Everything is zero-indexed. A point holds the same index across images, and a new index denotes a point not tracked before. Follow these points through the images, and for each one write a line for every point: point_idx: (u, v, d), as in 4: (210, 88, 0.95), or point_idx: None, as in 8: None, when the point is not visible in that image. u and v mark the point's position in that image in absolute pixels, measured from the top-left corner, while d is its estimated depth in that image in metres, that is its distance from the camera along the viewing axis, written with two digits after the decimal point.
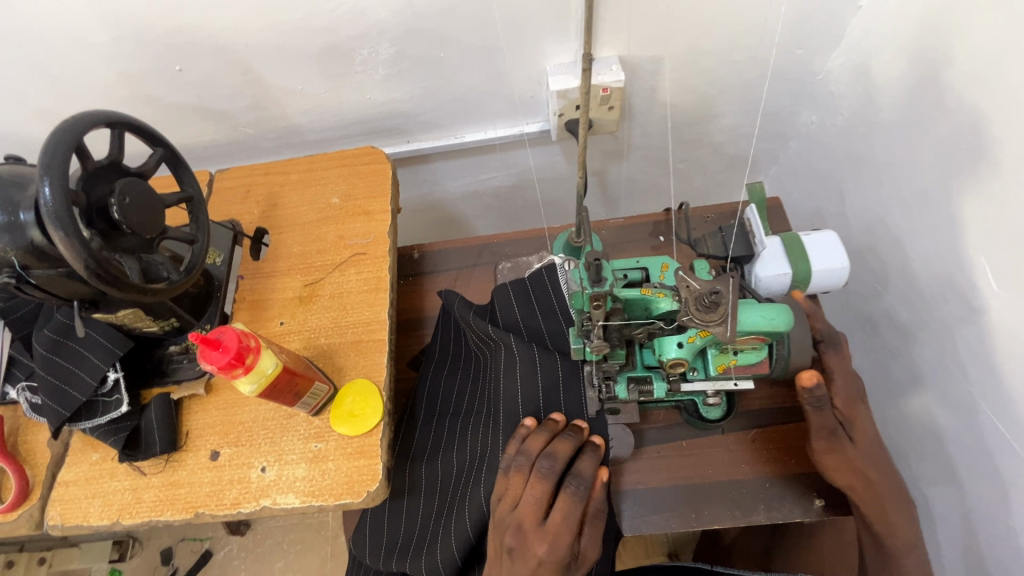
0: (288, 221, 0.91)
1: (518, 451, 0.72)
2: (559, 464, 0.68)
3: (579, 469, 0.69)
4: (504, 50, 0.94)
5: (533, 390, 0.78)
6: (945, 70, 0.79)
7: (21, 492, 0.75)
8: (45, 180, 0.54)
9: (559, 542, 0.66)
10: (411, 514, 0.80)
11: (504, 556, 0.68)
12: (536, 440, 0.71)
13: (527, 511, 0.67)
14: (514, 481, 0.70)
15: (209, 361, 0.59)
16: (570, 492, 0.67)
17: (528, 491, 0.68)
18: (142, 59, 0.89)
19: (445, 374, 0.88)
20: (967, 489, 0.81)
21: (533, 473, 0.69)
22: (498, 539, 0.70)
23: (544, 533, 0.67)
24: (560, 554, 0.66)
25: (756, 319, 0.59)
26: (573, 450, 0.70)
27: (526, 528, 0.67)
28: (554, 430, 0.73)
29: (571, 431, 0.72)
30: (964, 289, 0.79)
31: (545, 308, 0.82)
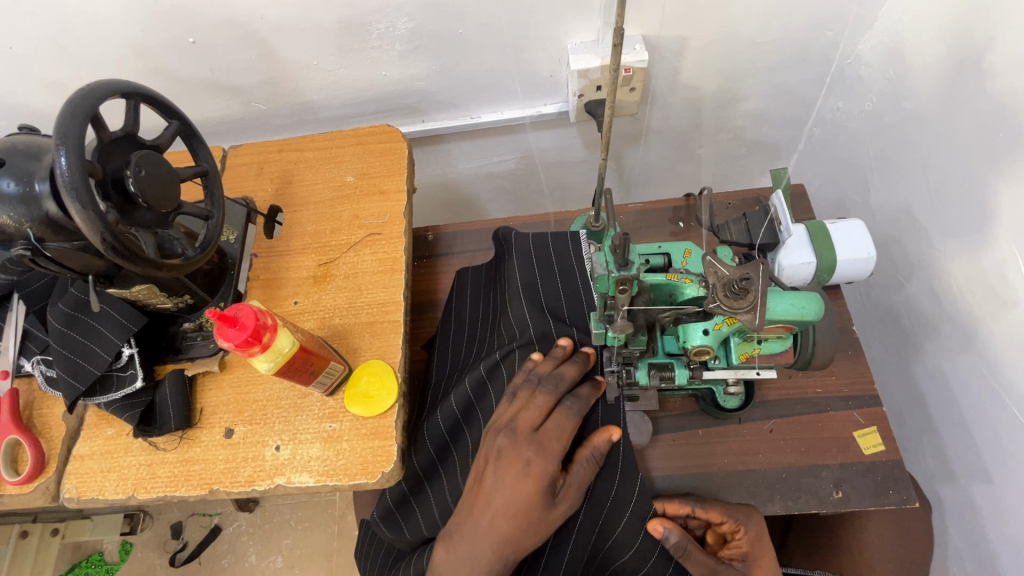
0: (303, 199, 0.89)
1: (526, 377, 0.72)
2: (564, 381, 0.70)
3: (580, 392, 0.70)
4: (525, 27, 0.92)
5: (546, 333, 0.78)
6: (986, 54, 0.76)
7: (37, 465, 0.75)
8: (61, 150, 0.52)
9: (548, 451, 0.65)
10: (436, 498, 0.77)
11: (487, 467, 0.66)
12: (543, 363, 0.73)
13: (527, 418, 0.67)
14: (517, 398, 0.71)
15: (227, 338, 0.59)
16: (568, 407, 0.68)
17: (531, 402, 0.68)
18: (155, 31, 0.87)
19: (459, 332, 0.89)
20: (987, 485, 0.80)
21: (539, 387, 0.70)
22: (487, 446, 0.68)
23: (534, 439, 0.66)
24: (547, 463, 0.64)
25: (786, 306, 0.58)
26: (578, 376, 0.71)
27: (519, 433, 0.67)
28: (562, 357, 0.74)
29: (578, 358, 0.73)
30: (995, 282, 0.76)
31: (563, 267, 0.82)
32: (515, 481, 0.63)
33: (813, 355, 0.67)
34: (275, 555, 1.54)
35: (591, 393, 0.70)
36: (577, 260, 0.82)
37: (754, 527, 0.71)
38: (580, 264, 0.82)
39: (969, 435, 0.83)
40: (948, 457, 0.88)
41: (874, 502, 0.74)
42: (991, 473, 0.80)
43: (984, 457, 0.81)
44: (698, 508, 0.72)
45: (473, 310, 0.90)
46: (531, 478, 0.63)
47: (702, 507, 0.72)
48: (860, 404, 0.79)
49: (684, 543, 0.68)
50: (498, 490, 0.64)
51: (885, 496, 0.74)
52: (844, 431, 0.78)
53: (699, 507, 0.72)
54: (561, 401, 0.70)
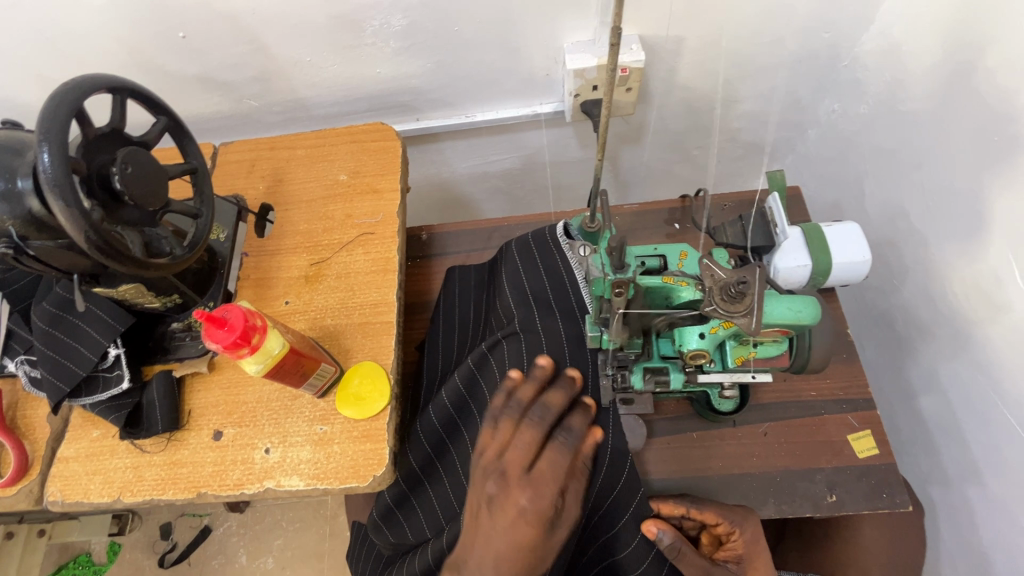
0: (295, 198, 0.88)
1: (508, 404, 0.68)
2: (550, 412, 0.66)
3: (570, 422, 0.67)
4: (521, 26, 0.91)
5: (537, 348, 0.75)
6: (982, 58, 0.76)
7: (21, 467, 0.74)
8: (44, 146, 0.51)
9: (542, 492, 0.62)
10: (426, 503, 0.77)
11: (480, 511, 0.63)
12: (526, 388, 0.69)
13: (515, 458, 0.63)
14: (502, 429, 0.67)
15: (213, 340, 0.57)
16: (559, 442, 0.65)
17: (517, 438, 0.65)
18: (144, 25, 0.86)
19: (452, 333, 0.87)
20: (982, 488, 0.80)
21: (523, 421, 0.66)
22: (477, 489, 0.65)
23: (527, 482, 0.62)
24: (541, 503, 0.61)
25: (782, 311, 0.57)
26: (565, 402, 0.68)
27: (510, 475, 0.63)
28: (543, 380, 0.69)
29: (563, 381, 0.69)
30: (989, 286, 0.77)
31: (550, 270, 0.80)
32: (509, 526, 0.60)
33: (809, 358, 0.66)
34: (265, 556, 1.52)
35: (580, 421, 0.67)
36: (563, 265, 0.80)
37: (750, 529, 0.71)
38: (568, 269, 0.80)
39: (962, 439, 0.84)
40: (941, 460, 0.88)
41: (868, 505, 0.74)
42: (983, 476, 0.80)
43: (977, 460, 0.81)
44: (693, 510, 0.71)
45: (466, 313, 0.89)
46: (528, 522, 0.61)
47: (696, 509, 0.71)
48: (854, 407, 0.79)
49: (678, 545, 0.69)
50: (494, 534, 0.61)
51: (879, 499, 0.74)
52: (838, 434, 0.78)
53: (693, 509, 0.72)
54: (550, 435, 0.66)
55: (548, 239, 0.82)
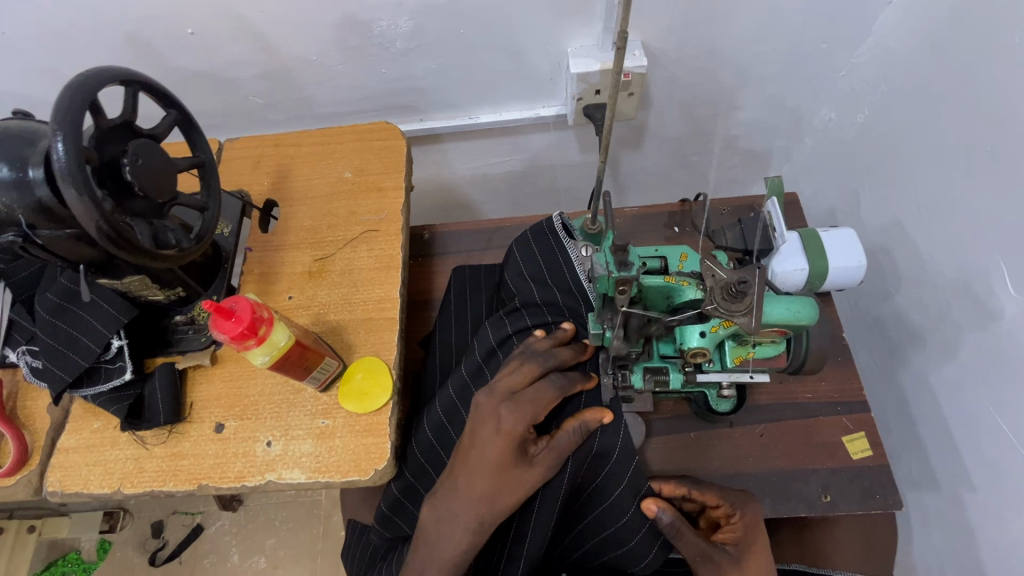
0: (299, 194, 0.89)
1: (521, 351, 0.73)
2: (553, 359, 0.71)
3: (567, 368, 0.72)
4: (527, 30, 0.92)
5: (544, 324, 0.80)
6: (974, 72, 0.78)
7: (20, 457, 0.74)
8: (58, 136, 0.51)
9: (523, 411, 0.65)
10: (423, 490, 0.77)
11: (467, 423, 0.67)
12: (543, 339, 0.74)
13: (511, 381, 0.68)
14: (507, 364, 0.72)
15: (221, 331, 0.58)
16: (552, 380, 0.70)
17: (515, 370, 0.69)
18: (154, 20, 0.86)
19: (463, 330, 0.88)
20: (974, 492, 0.82)
21: (527, 360, 0.71)
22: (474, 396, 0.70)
23: (513, 401, 0.66)
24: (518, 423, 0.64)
25: (781, 311, 0.58)
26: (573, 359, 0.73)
27: (498, 391, 0.68)
28: (562, 339, 0.75)
29: (576, 346, 0.75)
30: (981, 293, 0.78)
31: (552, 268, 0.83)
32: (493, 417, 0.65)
33: (807, 358, 0.66)
34: (257, 555, 1.52)
35: (580, 380, 0.71)
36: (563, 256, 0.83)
37: (749, 513, 0.70)
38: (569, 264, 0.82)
39: (953, 443, 0.85)
40: (932, 464, 0.90)
41: (861, 506, 0.75)
42: (973, 480, 0.82)
43: (966, 464, 0.83)
44: (694, 490, 0.73)
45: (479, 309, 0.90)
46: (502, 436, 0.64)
47: (698, 489, 0.72)
48: (849, 410, 0.80)
49: (677, 524, 0.69)
50: (473, 445, 0.65)
51: (871, 500, 0.75)
52: (833, 436, 0.79)
53: (695, 489, 0.73)
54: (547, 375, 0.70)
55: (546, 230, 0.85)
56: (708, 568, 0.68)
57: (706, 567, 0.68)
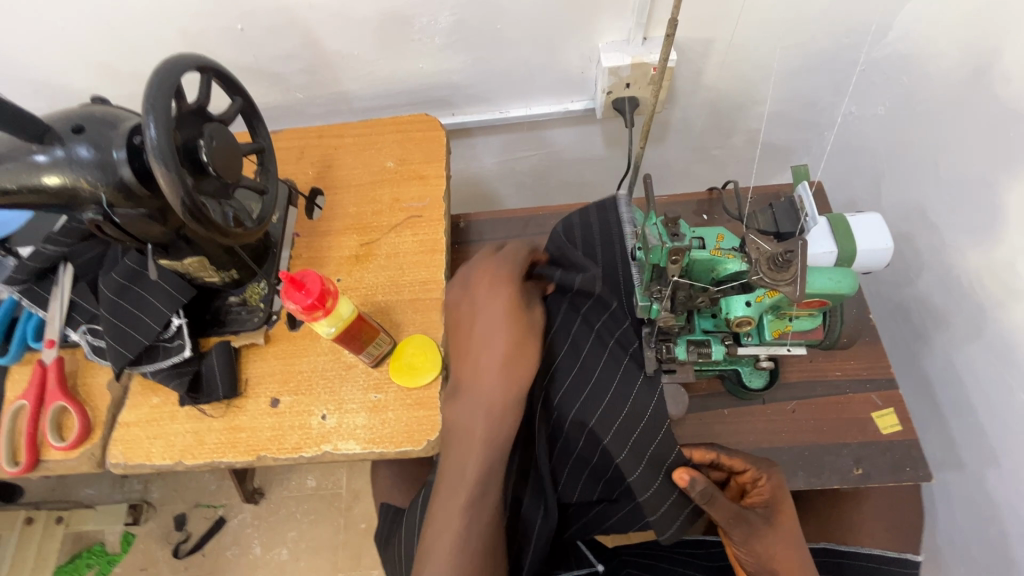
0: (344, 183, 0.93)
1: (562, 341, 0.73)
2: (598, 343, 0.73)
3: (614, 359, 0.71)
4: (561, 25, 0.96)
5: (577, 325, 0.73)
6: (995, 62, 0.82)
7: (83, 431, 0.77)
8: (150, 118, 0.55)
9: (530, 348, 0.68)
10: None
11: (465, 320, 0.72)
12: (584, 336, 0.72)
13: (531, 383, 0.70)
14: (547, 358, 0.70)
15: (291, 301, 0.61)
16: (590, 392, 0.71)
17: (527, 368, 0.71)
18: (208, 16, 0.91)
19: None
20: (1000, 468, 0.84)
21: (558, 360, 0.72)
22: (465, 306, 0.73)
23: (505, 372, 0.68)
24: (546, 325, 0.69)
25: (824, 281, 0.61)
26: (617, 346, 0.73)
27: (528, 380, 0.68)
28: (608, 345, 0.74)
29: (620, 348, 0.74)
30: (1005, 274, 0.81)
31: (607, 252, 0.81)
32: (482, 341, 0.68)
33: (841, 333, 0.70)
34: (281, 546, 1.54)
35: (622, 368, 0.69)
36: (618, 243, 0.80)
37: (776, 476, 0.73)
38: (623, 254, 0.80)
39: (979, 421, 0.88)
40: (957, 444, 0.92)
41: (892, 478, 0.77)
42: (999, 455, 0.84)
43: (992, 440, 0.85)
44: (723, 455, 0.74)
45: None
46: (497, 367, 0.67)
47: (726, 454, 0.74)
48: (877, 387, 0.83)
49: (710, 491, 0.68)
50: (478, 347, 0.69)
51: (903, 472, 0.77)
52: (863, 412, 0.82)
53: (723, 454, 0.74)
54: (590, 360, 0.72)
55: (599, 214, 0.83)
56: (742, 530, 0.71)
57: (741, 530, 0.71)
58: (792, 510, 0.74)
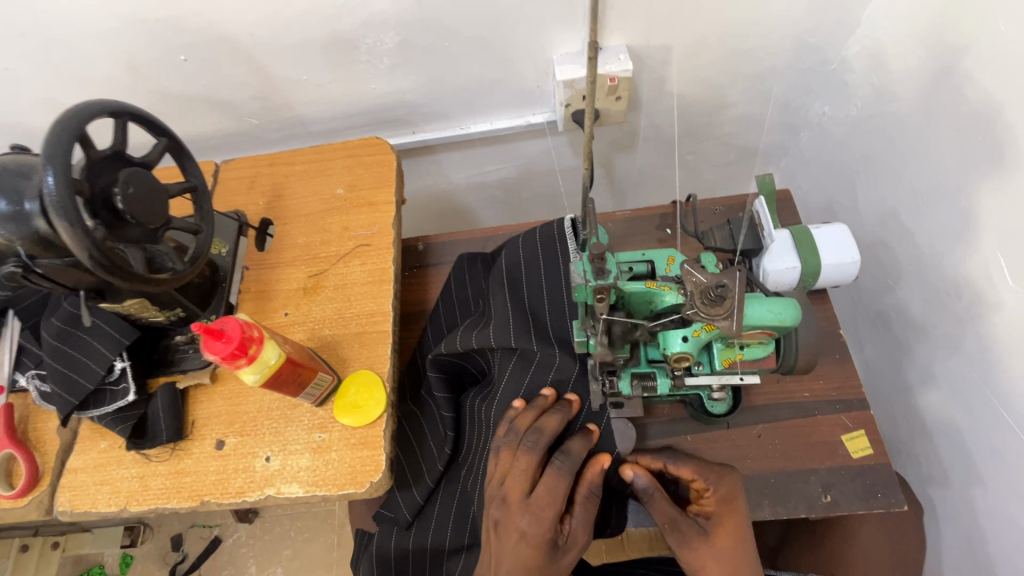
0: (293, 212, 0.90)
1: (508, 431, 0.74)
2: (544, 436, 0.71)
3: (568, 446, 0.71)
4: (511, 39, 0.93)
5: (528, 380, 0.79)
6: (964, 60, 0.77)
7: (32, 478, 0.76)
8: (48, 170, 0.54)
9: (542, 517, 0.66)
10: (438, 522, 0.82)
11: None
12: (527, 413, 0.75)
13: (514, 485, 0.69)
14: (502, 458, 0.73)
15: (212, 351, 0.60)
16: (556, 466, 0.69)
17: (515, 465, 0.71)
18: (148, 49, 0.89)
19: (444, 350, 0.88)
20: (983, 489, 0.80)
21: (520, 447, 0.71)
22: None
23: (526, 507, 0.67)
24: (541, 530, 0.66)
25: (763, 313, 0.58)
26: (562, 428, 0.73)
27: (510, 501, 0.68)
28: (544, 407, 0.75)
29: (561, 407, 0.75)
30: (980, 285, 0.77)
31: (552, 289, 0.81)
32: (517, 557, 0.65)
33: (796, 361, 0.68)
34: (275, 565, 1.54)
35: (581, 444, 0.71)
36: (565, 278, 0.80)
37: (723, 488, 0.70)
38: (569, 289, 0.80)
39: (960, 438, 0.83)
40: (940, 459, 0.88)
41: (862, 505, 0.74)
42: (981, 475, 0.80)
43: (973, 457, 0.81)
44: (669, 464, 0.73)
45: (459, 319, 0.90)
46: (530, 546, 0.65)
47: (673, 463, 0.73)
48: (847, 408, 0.79)
49: (651, 490, 0.70)
50: None
51: (874, 499, 0.74)
52: (832, 434, 0.78)
53: (670, 463, 0.73)
54: (548, 458, 0.71)
55: (534, 247, 0.82)
56: (675, 537, 0.71)
57: (675, 536, 0.71)
58: (742, 526, 0.69)
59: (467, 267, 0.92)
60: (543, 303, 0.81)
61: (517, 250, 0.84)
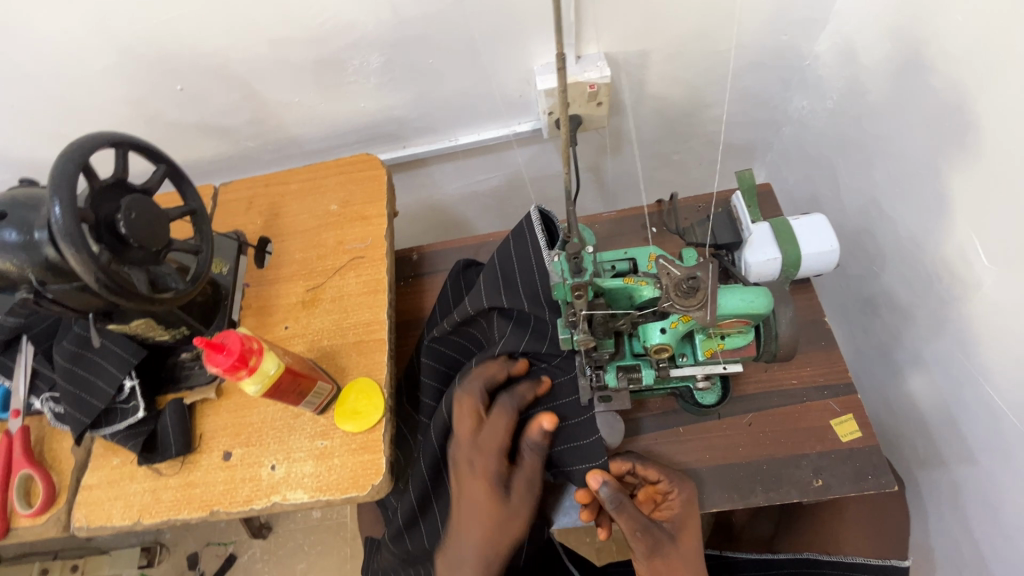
0: (290, 229, 0.94)
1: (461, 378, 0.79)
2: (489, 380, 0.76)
3: (516, 389, 0.77)
4: (493, 53, 0.97)
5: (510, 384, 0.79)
6: (929, 49, 0.79)
7: (49, 497, 0.79)
8: (54, 199, 0.57)
9: (489, 454, 0.71)
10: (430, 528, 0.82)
11: None
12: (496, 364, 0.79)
13: (462, 429, 0.73)
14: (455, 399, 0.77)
15: (215, 363, 0.63)
16: (504, 406, 0.75)
17: (462, 413, 0.74)
18: (145, 81, 0.93)
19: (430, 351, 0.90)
20: (980, 469, 0.80)
21: (466, 393, 0.76)
22: None
23: (474, 446, 0.72)
24: (489, 466, 0.71)
25: (737, 302, 0.61)
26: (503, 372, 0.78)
27: (460, 443, 0.73)
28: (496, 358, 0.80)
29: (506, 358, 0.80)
30: (959, 267, 0.79)
31: (529, 287, 0.79)
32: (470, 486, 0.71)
33: (777, 347, 0.70)
34: None
35: (528, 390, 0.77)
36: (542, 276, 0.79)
37: (687, 491, 0.74)
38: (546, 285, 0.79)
39: (951, 417, 0.84)
40: (935, 440, 0.89)
41: (854, 488, 0.75)
42: (974, 453, 0.81)
43: (966, 437, 0.82)
44: (639, 466, 0.77)
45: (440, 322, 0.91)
46: (478, 483, 0.70)
47: (641, 465, 0.77)
48: (835, 393, 0.81)
49: (618, 497, 0.71)
50: None
51: (864, 481, 0.75)
52: (822, 419, 0.80)
53: (638, 465, 0.77)
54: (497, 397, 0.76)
55: (517, 238, 0.81)
56: (647, 543, 0.72)
57: (645, 542, 0.72)
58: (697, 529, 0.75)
59: (454, 276, 0.94)
60: (517, 290, 0.79)
61: (501, 254, 0.82)
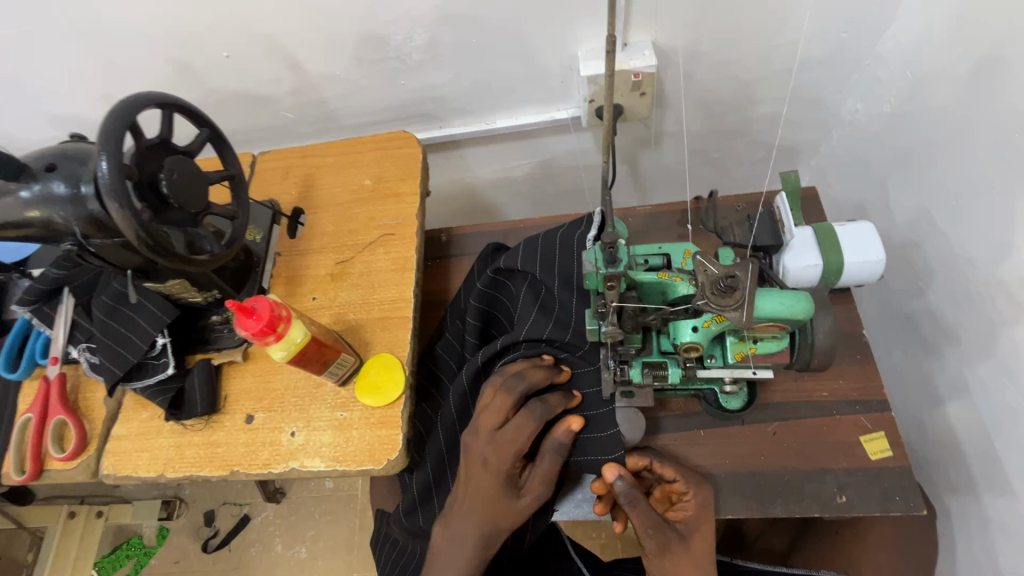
0: (324, 202, 0.95)
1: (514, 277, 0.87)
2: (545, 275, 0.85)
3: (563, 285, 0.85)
4: (538, 36, 0.95)
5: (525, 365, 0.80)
6: (1004, 54, 0.74)
7: (81, 443, 0.82)
8: (101, 155, 0.59)
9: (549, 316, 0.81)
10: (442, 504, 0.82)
11: None
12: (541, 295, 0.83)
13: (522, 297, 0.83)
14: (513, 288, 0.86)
15: (244, 328, 0.64)
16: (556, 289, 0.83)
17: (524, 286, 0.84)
18: (193, 47, 0.95)
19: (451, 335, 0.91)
20: (1016, 501, 0.76)
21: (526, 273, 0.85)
22: None
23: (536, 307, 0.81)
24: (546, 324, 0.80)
25: (775, 305, 0.59)
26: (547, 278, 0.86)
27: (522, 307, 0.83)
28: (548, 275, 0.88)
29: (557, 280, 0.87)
30: (1014, 289, 0.74)
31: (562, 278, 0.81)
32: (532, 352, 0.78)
33: (812, 355, 0.68)
34: (300, 545, 1.60)
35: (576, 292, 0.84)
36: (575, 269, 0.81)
37: (702, 495, 0.72)
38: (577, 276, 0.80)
39: (990, 445, 0.80)
40: (970, 467, 0.85)
41: (880, 508, 0.72)
42: (1012, 484, 0.77)
43: (1004, 467, 0.78)
44: (656, 462, 0.75)
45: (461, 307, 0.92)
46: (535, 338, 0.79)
47: (658, 461, 0.75)
48: (867, 409, 0.78)
49: (632, 492, 0.69)
50: None
51: (891, 502, 0.73)
52: (851, 435, 0.77)
53: (656, 461, 0.75)
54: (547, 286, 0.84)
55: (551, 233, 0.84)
56: (658, 541, 0.69)
57: (655, 540, 0.69)
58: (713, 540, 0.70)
59: (480, 260, 0.94)
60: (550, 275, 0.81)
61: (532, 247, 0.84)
